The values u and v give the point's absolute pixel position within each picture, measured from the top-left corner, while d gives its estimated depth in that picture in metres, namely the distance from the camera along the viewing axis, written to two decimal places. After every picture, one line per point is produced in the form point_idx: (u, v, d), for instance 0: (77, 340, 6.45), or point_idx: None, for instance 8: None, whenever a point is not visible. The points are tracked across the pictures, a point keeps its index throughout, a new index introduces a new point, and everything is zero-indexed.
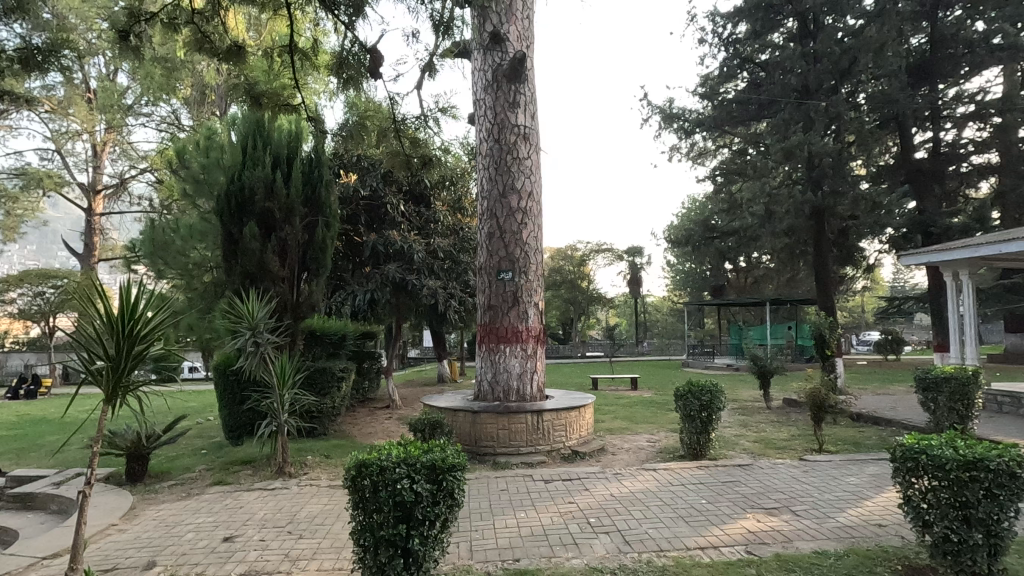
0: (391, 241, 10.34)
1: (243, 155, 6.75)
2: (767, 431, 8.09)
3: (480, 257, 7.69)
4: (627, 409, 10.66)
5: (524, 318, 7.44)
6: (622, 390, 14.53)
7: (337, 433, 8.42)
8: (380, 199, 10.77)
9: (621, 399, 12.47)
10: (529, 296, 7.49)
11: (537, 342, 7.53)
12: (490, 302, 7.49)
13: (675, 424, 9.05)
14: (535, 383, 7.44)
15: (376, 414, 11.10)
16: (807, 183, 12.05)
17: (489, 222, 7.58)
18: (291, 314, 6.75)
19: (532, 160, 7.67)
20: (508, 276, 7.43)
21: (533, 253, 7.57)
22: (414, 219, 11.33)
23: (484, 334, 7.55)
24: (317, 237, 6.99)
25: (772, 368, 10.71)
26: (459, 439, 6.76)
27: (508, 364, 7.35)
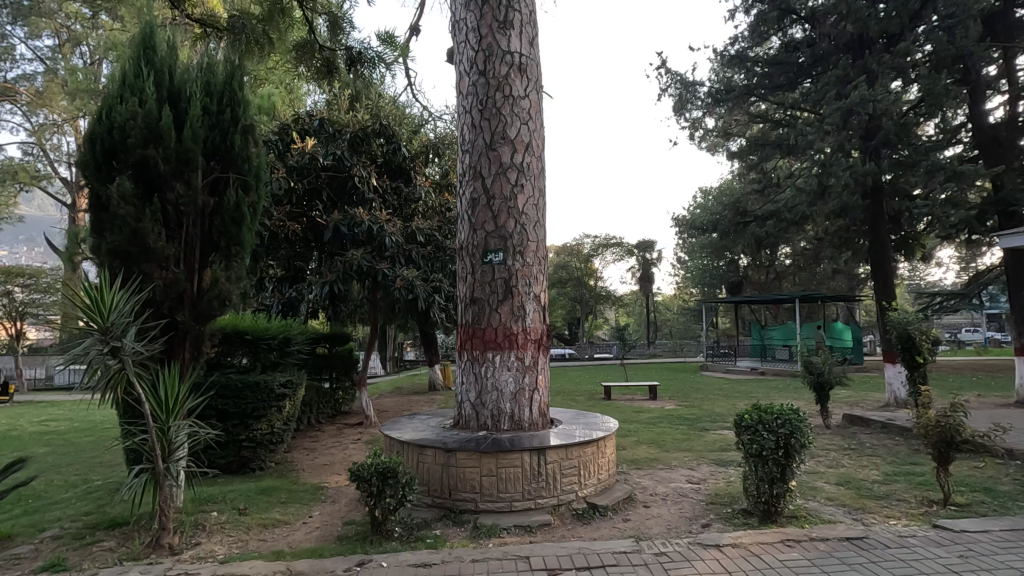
0: (359, 221, 8.32)
1: (118, 83, 4.75)
2: (849, 468, 6.03)
3: (461, 233, 5.68)
4: (652, 430, 8.61)
5: (519, 316, 5.40)
6: (640, 402, 12.48)
7: (276, 469, 6.50)
8: (346, 171, 8.75)
9: (641, 414, 10.41)
10: (527, 285, 5.46)
11: (538, 349, 5.49)
12: (475, 295, 5.46)
13: (717, 454, 6.99)
14: (536, 406, 5.43)
15: (343, 435, 9.12)
16: (865, 153, 9.92)
17: (471, 186, 5.56)
18: (188, 309, 4.75)
19: (530, 101, 5.64)
20: (498, 257, 5.40)
21: (531, 227, 5.54)
22: (390, 196, 9.30)
23: (466, 339, 5.51)
24: (226, 200, 4.92)
25: (830, 379, 8.65)
26: (426, 488, 4.77)
27: (499, 380, 5.33)
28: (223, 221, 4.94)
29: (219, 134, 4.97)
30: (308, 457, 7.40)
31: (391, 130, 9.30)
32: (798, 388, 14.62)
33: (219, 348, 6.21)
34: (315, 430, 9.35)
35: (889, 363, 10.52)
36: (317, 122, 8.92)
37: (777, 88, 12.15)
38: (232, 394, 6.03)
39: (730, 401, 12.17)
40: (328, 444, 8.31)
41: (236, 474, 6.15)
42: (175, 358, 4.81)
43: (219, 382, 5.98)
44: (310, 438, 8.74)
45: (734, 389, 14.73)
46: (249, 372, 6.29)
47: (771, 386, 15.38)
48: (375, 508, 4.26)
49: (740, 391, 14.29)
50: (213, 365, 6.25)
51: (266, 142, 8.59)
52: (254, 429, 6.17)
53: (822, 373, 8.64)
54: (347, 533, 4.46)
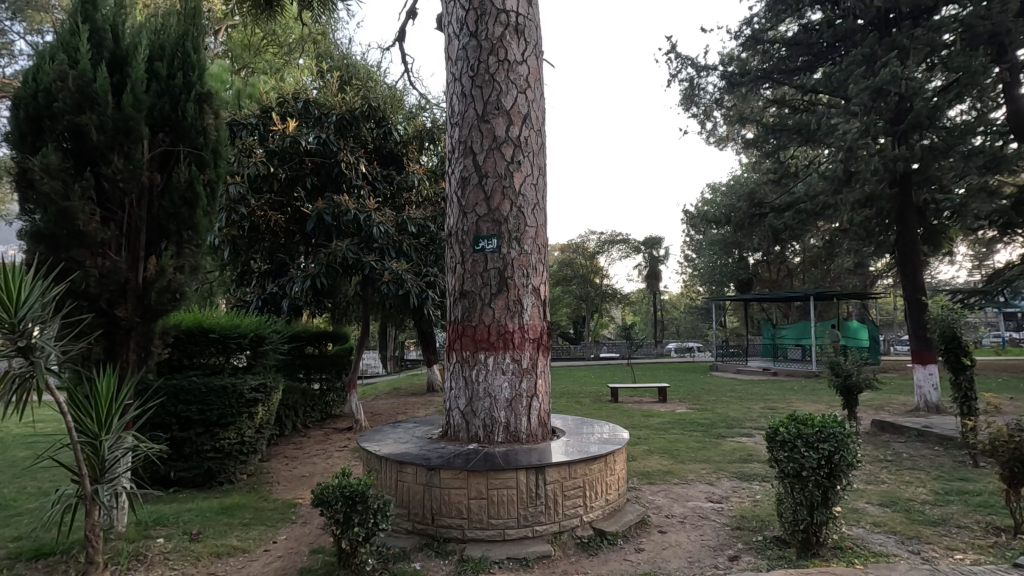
0: (344, 209, 7.65)
1: (47, 39, 4.08)
2: (891, 485, 5.32)
3: (450, 217, 5.00)
4: (664, 437, 7.88)
5: (515, 312, 4.71)
6: (648, 405, 11.77)
7: (247, 482, 5.88)
8: (332, 157, 8.10)
9: (650, 418, 9.72)
10: (524, 276, 4.77)
11: (537, 350, 4.81)
12: (465, 287, 4.78)
13: (738, 465, 6.29)
14: (535, 414, 4.76)
15: (330, 441, 8.48)
16: (894, 136, 9.15)
17: (460, 163, 4.88)
18: (130, 302, 4.12)
19: (528, 68, 4.94)
20: (491, 245, 4.72)
21: (529, 210, 4.85)
22: (380, 185, 8.64)
23: (455, 338, 4.83)
24: (176, 177, 4.26)
25: (859, 382, 7.90)
26: (406, 511, 4.10)
27: (491, 386, 4.66)
28: (172, 200, 4.27)
29: (168, 101, 4.31)
30: (286, 468, 6.75)
31: (380, 112, 8.63)
32: (815, 390, 13.88)
33: (183, 348, 5.58)
34: (301, 436, 8.72)
35: (918, 364, 9.82)
36: (301, 105, 8.26)
37: (796, 71, 11.39)
38: (195, 401, 5.41)
39: (745, 404, 11.43)
40: (313, 452, 7.68)
41: (201, 488, 5.54)
42: (117, 359, 4.18)
43: (181, 386, 5.35)
44: (293, 445, 8.10)
45: (747, 391, 13.99)
46: (217, 375, 5.66)
47: (787, 388, 14.63)
48: (342, 540, 3.58)
49: (754, 393, 13.56)
50: (177, 366, 5.63)
51: (245, 125, 7.92)
52: (221, 438, 5.56)
53: (850, 376, 7.90)
54: (311, 566, 3.79)
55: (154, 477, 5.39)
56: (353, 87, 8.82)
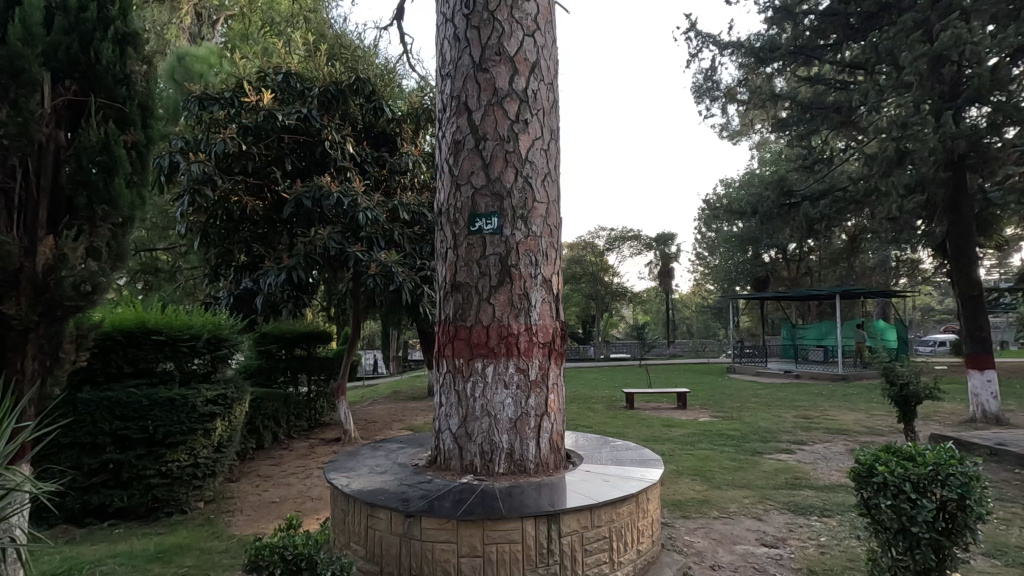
0: (327, 192, 6.70)
1: None
2: (987, 524, 4.28)
3: (440, 191, 4.03)
4: (692, 454, 6.86)
5: (521, 309, 3.74)
6: (668, 412, 10.74)
7: (202, 511, 4.96)
8: (315, 135, 7.17)
9: (673, 430, 8.69)
10: (532, 264, 3.80)
11: (548, 357, 3.84)
12: (458, 278, 3.81)
13: (787, 494, 5.26)
14: (545, 437, 3.80)
15: (313, 455, 7.54)
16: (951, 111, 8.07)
17: (453, 124, 3.91)
18: (24, 296, 3.20)
19: (538, 5, 3.96)
20: (490, 225, 3.75)
21: (538, 181, 3.87)
22: (370, 167, 7.69)
23: (444, 342, 3.87)
24: (87, 136, 3.34)
25: (918, 392, 6.82)
26: (378, 569, 3.14)
27: (491, 402, 3.70)
28: (82, 166, 3.35)
29: (78, 39, 3.36)
30: (256, 491, 5.82)
31: (370, 86, 7.65)
32: (848, 396, 12.76)
33: (123, 352, 4.66)
34: (282, 449, 7.79)
35: (975, 369, 8.83)
36: (280, 77, 7.31)
37: (833, 44, 10.31)
38: (135, 416, 4.49)
39: (776, 413, 10.37)
40: (292, 469, 6.75)
41: (144, 521, 4.62)
42: (9, 370, 3.29)
43: (117, 399, 4.44)
44: (271, 460, 7.17)
45: (773, 396, 12.93)
46: (164, 385, 4.75)
47: (815, 393, 13.55)
48: None
49: (780, 398, 12.50)
50: (115, 375, 4.70)
51: (216, 98, 6.94)
52: (168, 461, 4.64)
53: (908, 384, 6.84)
54: None
55: (85, 509, 4.47)
56: (341, 58, 7.86)
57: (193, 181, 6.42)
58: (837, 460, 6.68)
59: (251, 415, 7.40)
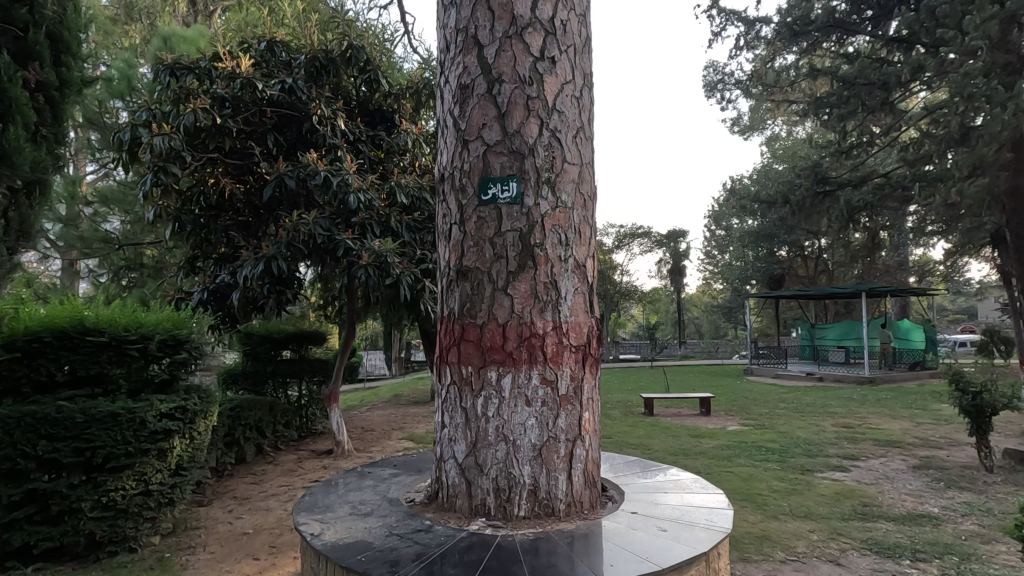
0: (313, 171, 5.86)
1: None
2: None
3: (441, 153, 3.16)
4: (732, 472, 5.96)
5: (547, 302, 2.87)
6: (691, 420, 9.83)
7: (156, 549, 4.12)
8: (302, 108, 6.34)
9: (703, 441, 7.78)
10: (560, 244, 2.93)
11: (582, 364, 2.96)
12: (465, 262, 2.94)
13: (861, 527, 4.37)
14: (578, 468, 2.93)
15: (300, 471, 6.69)
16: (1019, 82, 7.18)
17: (459, 65, 3.05)
18: None
19: None
20: (507, 194, 2.88)
21: (569, 137, 3.01)
22: (365, 147, 6.81)
23: (447, 345, 3.00)
24: None
25: (998, 401, 5.88)
26: None
27: (508, 424, 2.83)
28: None
29: None
30: (227, 518, 4.97)
31: (365, 55, 6.76)
32: (883, 402, 11.84)
33: (55, 357, 3.81)
34: (267, 463, 6.94)
35: None
36: (263, 45, 6.47)
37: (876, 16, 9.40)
38: (69, 436, 3.66)
39: (811, 421, 9.45)
40: (273, 488, 5.89)
41: (81, 564, 3.79)
42: None
43: (45, 415, 3.59)
44: (252, 478, 6.31)
45: (801, 401, 11.99)
46: (109, 397, 3.91)
47: (845, 397, 12.60)
48: None
49: (811, 404, 11.57)
50: (45, 384, 3.86)
51: (190, 68, 6.09)
52: (110, 490, 3.80)
53: (983, 393, 5.93)
54: None
55: (5, 551, 3.64)
56: (332, 26, 7.00)
57: (157, 156, 5.51)
58: (902, 480, 5.76)
59: (230, 426, 6.56)
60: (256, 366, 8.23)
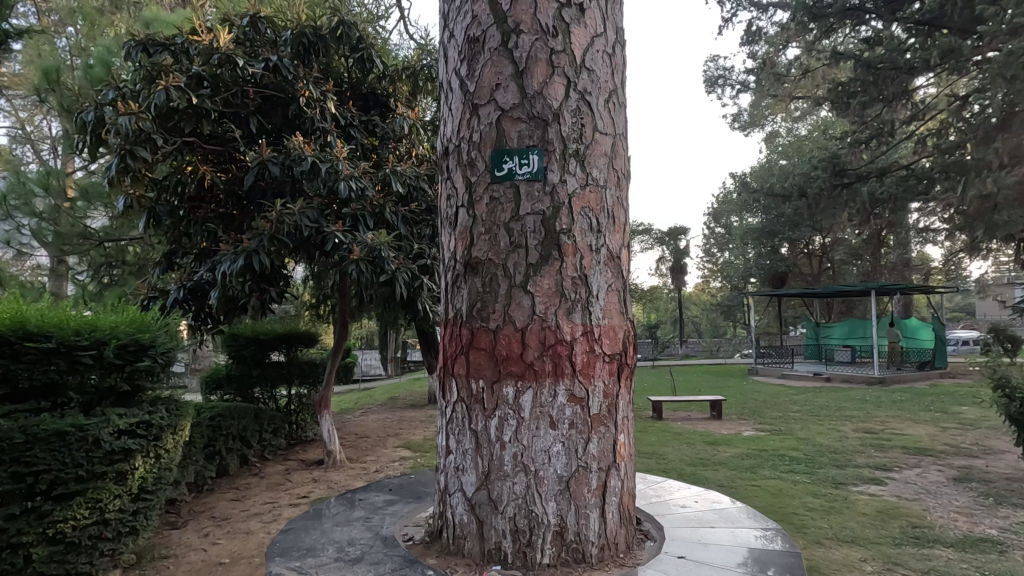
0: (300, 156, 5.33)
1: None
2: None
3: (445, 121, 2.63)
4: (760, 487, 5.44)
5: (576, 301, 2.35)
6: (703, 425, 9.34)
7: None
8: (288, 90, 5.80)
9: (720, 450, 7.29)
10: (591, 230, 2.41)
11: (616, 377, 2.44)
12: (475, 253, 2.42)
13: (918, 555, 3.86)
14: (612, 502, 2.42)
15: (287, 484, 6.16)
16: None
17: (467, 14, 2.52)
18: None
19: None
20: (526, 169, 2.36)
21: (600, 101, 2.49)
22: (357, 132, 6.25)
23: (453, 354, 2.48)
24: None
25: None
26: None
27: (529, 450, 2.31)
28: None
29: None
30: (201, 544, 4.43)
31: (358, 32, 6.20)
32: (899, 403, 11.39)
33: None
34: (251, 476, 6.38)
35: None
36: (246, 21, 5.83)
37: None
38: (6, 458, 3.11)
39: (830, 425, 8.96)
40: (256, 506, 5.34)
41: None
42: None
43: None
44: (234, 493, 5.76)
45: (814, 404, 11.50)
46: (56, 413, 3.36)
47: (859, 399, 12.14)
48: None
49: (825, 406, 11.08)
50: None
51: (165, 44, 5.50)
52: (58, 521, 3.26)
53: None
54: None
55: None
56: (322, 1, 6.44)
57: (123, 138, 4.91)
58: (946, 495, 5.26)
59: (211, 436, 6.01)
60: (241, 369, 7.71)
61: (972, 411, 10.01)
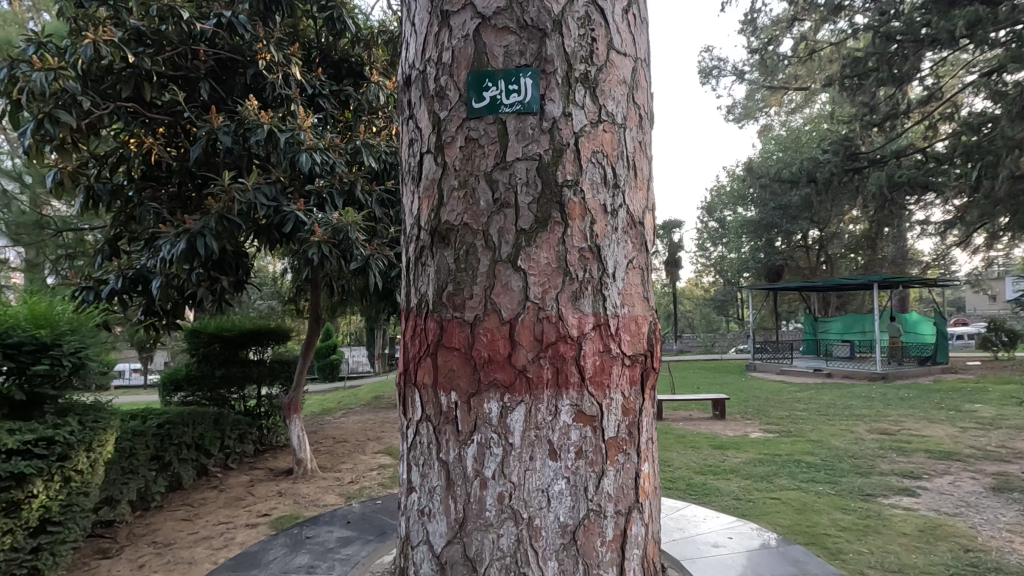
0: (255, 124, 4.62)
1: None
2: None
3: (406, 42, 1.95)
4: (781, 500, 4.83)
5: (585, 282, 1.70)
6: (706, 426, 8.74)
7: None
8: (246, 52, 5.08)
9: (729, 455, 6.68)
10: (604, 184, 1.74)
11: (640, 386, 1.78)
12: (446, 217, 1.75)
13: None
14: (633, 556, 1.76)
15: (248, 498, 5.46)
16: None
17: None
18: None
19: None
20: (515, 97, 1.70)
21: (618, 9, 1.82)
22: (327, 102, 5.58)
23: (415, 356, 1.80)
24: None
25: None
26: None
27: (520, 489, 1.65)
28: None
29: None
30: None
31: None
32: (907, 401, 10.88)
33: None
34: (210, 489, 5.67)
35: None
36: None
37: None
38: None
39: (842, 426, 8.38)
40: (207, 528, 4.64)
41: None
42: None
43: None
44: (186, 512, 5.07)
45: (820, 402, 10.92)
46: None
47: (865, 396, 11.61)
48: None
49: (832, 405, 10.51)
50: None
51: None
52: None
53: None
54: None
55: None
56: None
57: (41, 99, 4.16)
58: (990, 509, 4.66)
59: (161, 446, 5.28)
60: (203, 369, 6.97)
61: (988, 410, 9.47)
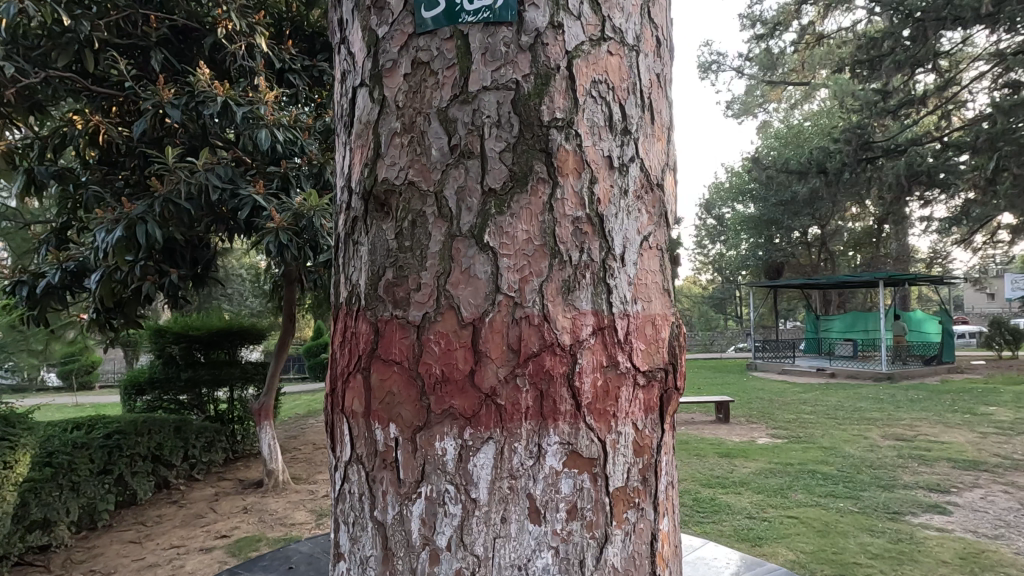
0: (210, 97, 4.11)
1: None
2: None
3: None
4: (799, 519, 4.34)
5: (580, 265, 1.18)
6: (711, 430, 8.25)
7: None
8: (204, 19, 4.56)
9: (736, 464, 6.19)
10: (607, 128, 1.22)
11: (657, 412, 1.27)
12: (384, 175, 1.23)
13: None
14: None
15: (209, 514, 4.96)
16: None
17: None
18: None
19: None
20: (481, 2, 1.18)
21: None
22: (297, 78, 5.06)
23: (343, 371, 1.29)
24: None
25: None
26: None
27: (484, 566, 1.13)
28: None
29: None
30: None
31: None
32: (917, 403, 10.45)
33: None
34: (168, 505, 5.16)
35: None
36: None
37: None
38: None
39: (855, 431, 7.89)
40: (155, 553, 4.13)
41: None
42: None
43: None
44: (137, 532, 4.57)
45: (827, 404, 10.44)
46: None
47: (873, 398, 11.17)
48: None
49: (840, 407, 10.04)
50: None
51: None
52: None
53: None
54: None
55: None
56: None
57: None
58: None
59: (111, 458, 4.72)
60: (169, 371, 6.49)
61: (1003, 413, 9.03)
